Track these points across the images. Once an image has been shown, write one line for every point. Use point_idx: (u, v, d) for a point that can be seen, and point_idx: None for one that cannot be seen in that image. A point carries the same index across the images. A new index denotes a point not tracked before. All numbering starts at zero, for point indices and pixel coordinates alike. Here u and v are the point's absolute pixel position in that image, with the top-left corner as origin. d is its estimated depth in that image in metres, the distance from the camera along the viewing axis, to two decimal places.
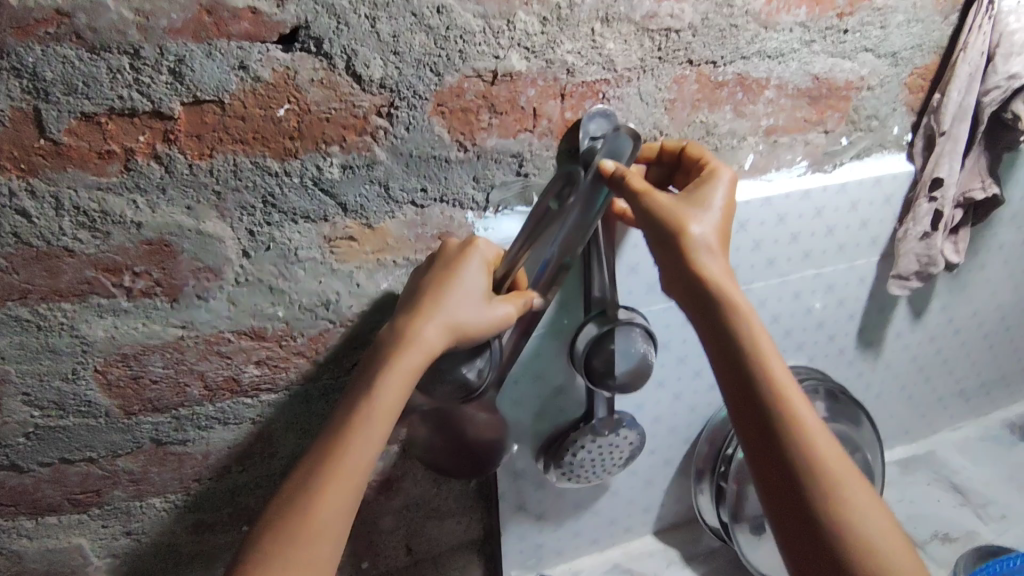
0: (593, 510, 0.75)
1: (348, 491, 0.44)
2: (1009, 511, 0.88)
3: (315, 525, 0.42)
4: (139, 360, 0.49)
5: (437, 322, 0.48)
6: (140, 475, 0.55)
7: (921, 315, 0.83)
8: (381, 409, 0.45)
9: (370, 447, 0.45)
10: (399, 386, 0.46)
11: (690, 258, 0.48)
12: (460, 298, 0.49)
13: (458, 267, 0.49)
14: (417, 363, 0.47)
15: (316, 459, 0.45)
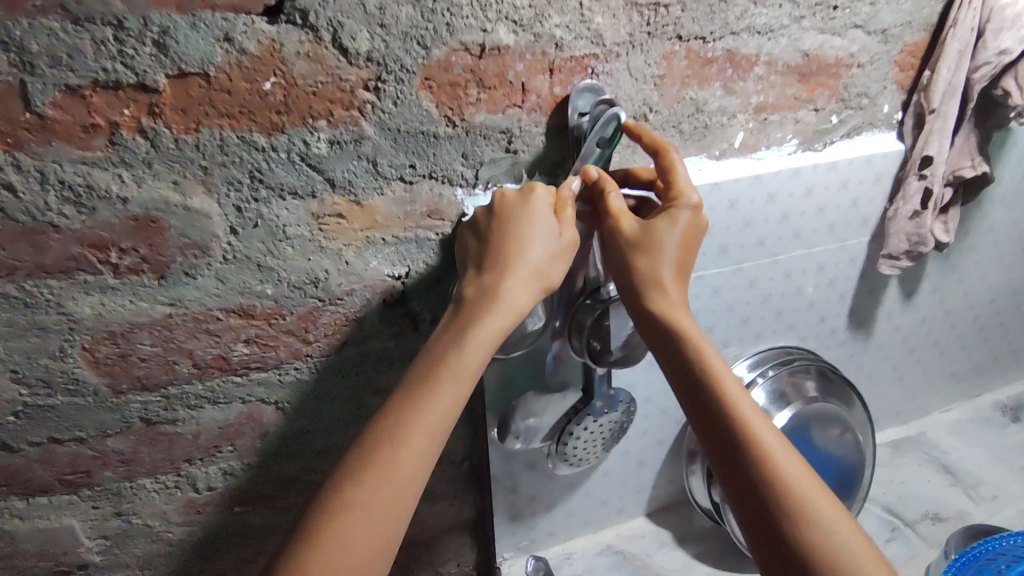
0: (586, 491, 0.76)
1: (432, 449, 0.44)
2: (1000, 490, 0.89)
3: (398, 484, 0.42)
4: (128, 338, 0.49)
5: (523, 274, 0.48)
6: (130, 455, 0.55)
7: (912, 296, 0.83)
8: (469, 367, 0.46)
9: (454, 405, 0.45)
10: (492, 340, 0.46)
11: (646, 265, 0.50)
12: (541, 238, 0.49)
13: (535, 222, 0.49)
14: (506, 322, 0.47)
15: (389, 420, 0.44)
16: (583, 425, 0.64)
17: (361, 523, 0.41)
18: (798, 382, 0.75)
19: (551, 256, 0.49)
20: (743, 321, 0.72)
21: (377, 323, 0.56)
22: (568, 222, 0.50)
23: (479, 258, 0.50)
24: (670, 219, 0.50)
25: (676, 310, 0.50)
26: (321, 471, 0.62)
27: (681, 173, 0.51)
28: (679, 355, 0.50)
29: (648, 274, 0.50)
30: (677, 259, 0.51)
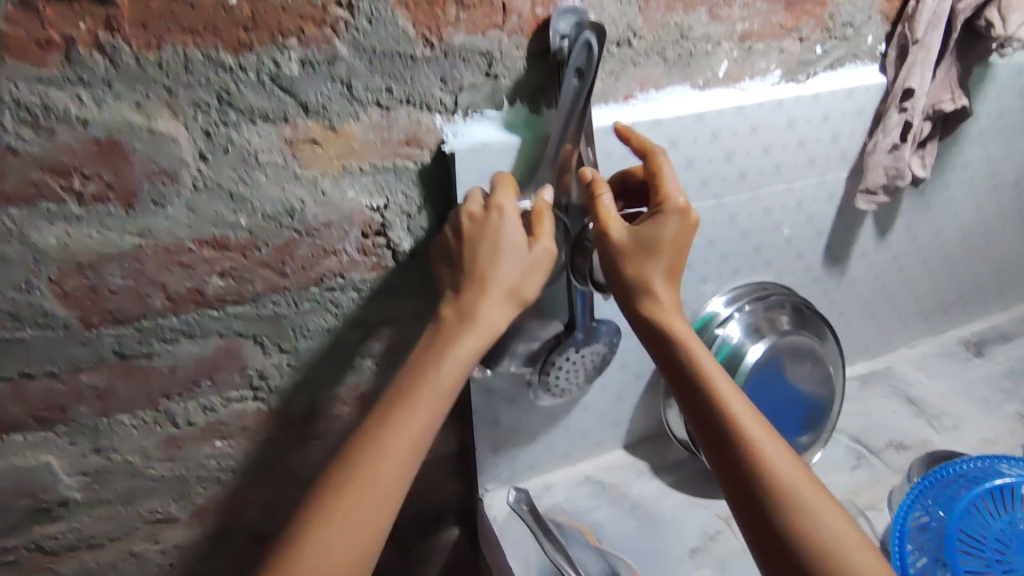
0: (565, 424, 0.77)
1: (402, 472, 0.45)
2: (960, 420, 0.93)
3: (373, 506, 0.44)
4: (97, 270, 0.47)
5: (495, 293, 0.49)
6: (106, 391, 0.54)
7: (887, 233, 0.85)
8: (445, 385, 0.47)
9: (427, 425, 0.46)
10: (465, 359, 0.48)
11: (637, 266, 0.51)
12: (511, 259, 0.50)
13: (505, 238, 0.50)
14: (483, 341, 0.48)
15: (360, 445, 0.45)
16: (565, 356, 0.65)
17: (336, 535, 0.42)
18: (774, 316, 0.77)
19: (524, 272, 0.50)
20: (723, 256, 0.72)
21: (355, 256, 0.55)
22: (546, 231, 0.51)
23: (455, 280, 0.51)
24: (660, 222, 0.51)
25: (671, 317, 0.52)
26: (303, 406, 0.62)
27: (668, 177, 0.53)
28: (669, 354, 0.52)
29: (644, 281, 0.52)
30: (667, 261, 0.52)
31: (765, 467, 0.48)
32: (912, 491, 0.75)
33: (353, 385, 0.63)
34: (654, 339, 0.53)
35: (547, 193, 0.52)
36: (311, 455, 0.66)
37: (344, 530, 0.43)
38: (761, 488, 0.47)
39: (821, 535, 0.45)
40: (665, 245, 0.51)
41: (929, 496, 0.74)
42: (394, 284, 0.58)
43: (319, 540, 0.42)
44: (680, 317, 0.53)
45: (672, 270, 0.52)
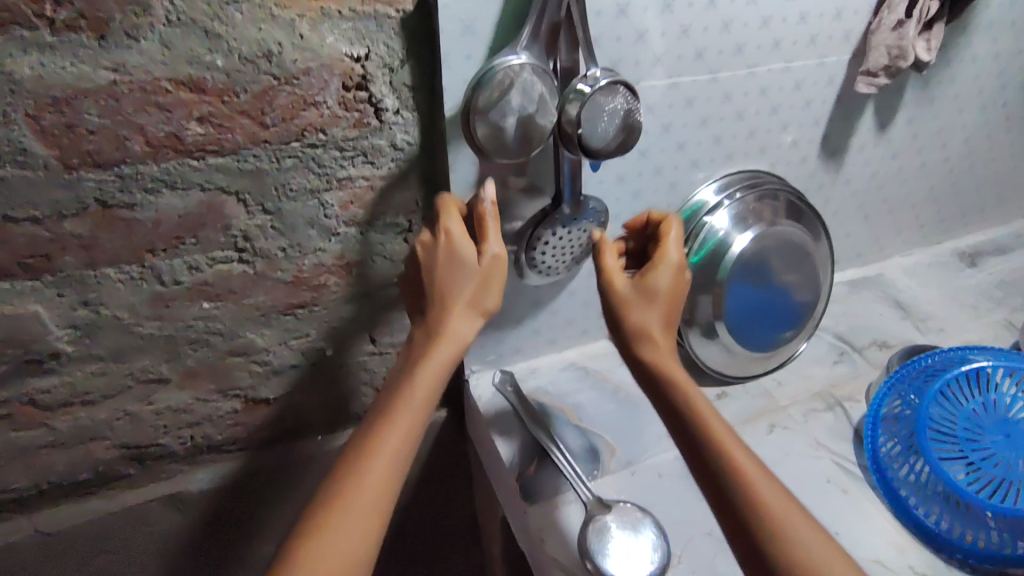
0: (552, 308, 0.78)
1: (393, 486, 0.46)
2: (946, 324, 0.93)
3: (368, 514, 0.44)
4: (73, 106, 0.47)
5: (459, 310, 0.53)
6: (90, 241, 0.54)
7: (887, 128, 0.83)
8: (420, 394, 0.50)
9: (414, 428, 0.49)
10: (439, 369, 0.51)
11: (632, 312, 0.57)
12: (466, 276, 0.53)
13: (453, 256, 0.53)
14: (453, 352, 0.52)
15: (352, 455, 0.47)
16: (552, 231, 0.64)
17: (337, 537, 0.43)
18: (765, 206, 0.75)
19: (478, 286, 0.53)
20: (715, 139, 0.71)
21: (336, 111, 0.54)
22: (491, 239, 0.54)
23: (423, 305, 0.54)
24: (658, 273, 0.57)
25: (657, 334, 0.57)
26: (288, 272, 0.63)
27: (671, 238, 0.60)
28: (663, 391, 0.56)
29: (637, 317, 0.57)
30: (662, 315, 0.57)
31: (748, 481, 0.49)
32: (894, 374, 0.76)
33: (338, 251, 0.63)
34: (650, 380, 0.57)
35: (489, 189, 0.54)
36: (297, 323, 0.67)
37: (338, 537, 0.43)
38: (745, 501, 0.49)
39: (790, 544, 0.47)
40: (661, 289, 0.57)
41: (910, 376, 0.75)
42: (376, 145, 0.57)
43: (310, 554, 0.42)
44: (676, 364, 0.57)
45: (667, 304, 0.58)
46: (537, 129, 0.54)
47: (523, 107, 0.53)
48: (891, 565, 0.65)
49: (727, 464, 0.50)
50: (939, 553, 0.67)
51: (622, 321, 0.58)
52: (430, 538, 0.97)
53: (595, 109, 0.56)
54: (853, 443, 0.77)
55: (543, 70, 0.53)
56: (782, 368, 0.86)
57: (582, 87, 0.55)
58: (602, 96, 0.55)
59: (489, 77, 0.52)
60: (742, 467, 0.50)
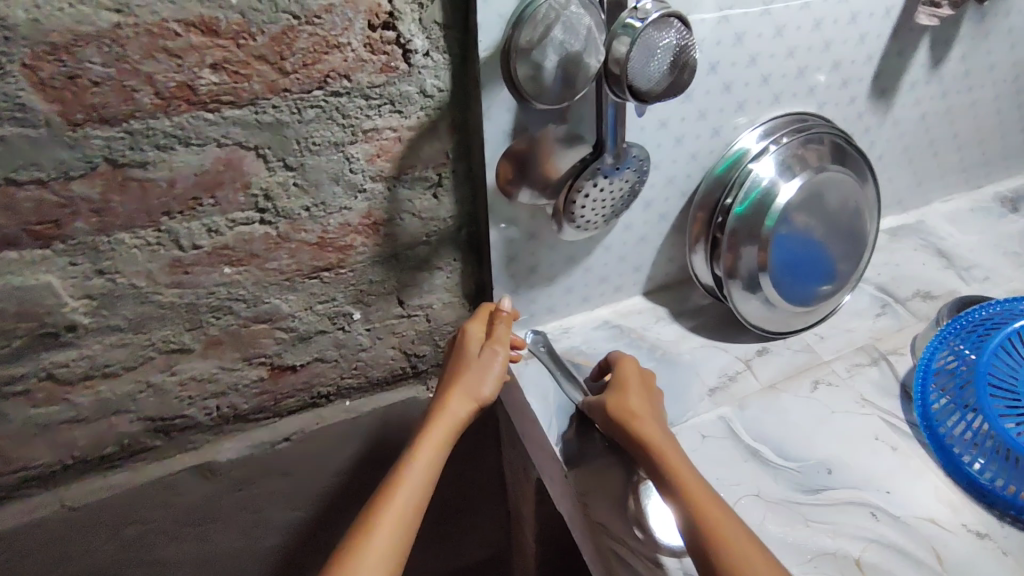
0: (586, 265, 0.74)
1: (399, 549, 0.51)
2: (992, 272, 0.89)
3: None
4: (74, 53, 0.42)
5: (459, 391, 0.60)
6: (101, 205, 0.50)
7: (941, 63, 0.77)
8: (418, 469, 0.55)
9: (416, 498, 0.53)
10: (440, 438, 0.57)
11: (614, 397, 0.64)
12: (473, 367, 0.61)
13: (461, 358, 0.62)
14: (449, 429, 0.58)
15: (360, 524, 0.52)
16: (593, 183, 0.59)
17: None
18: (812, 151, 0.70)
19: (477, 374, 0.61)
20: (763, 79, 0.66)
21: (361, 53, 0.49)
22: (498, 338, 0.63)
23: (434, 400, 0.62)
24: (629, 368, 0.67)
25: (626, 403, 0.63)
26: (313, 233, 0.59)
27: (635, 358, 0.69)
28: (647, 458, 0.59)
29: (610, 399, 0.64)
30: (638, 395, 0.64)
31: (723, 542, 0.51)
32: (955, 320, 0.74)
33: (364, 209, 0.59)
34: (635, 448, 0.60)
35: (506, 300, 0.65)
36: (322, 286, 0.63)
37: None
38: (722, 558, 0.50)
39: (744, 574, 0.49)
40: (635, 387, 0.65)
41: (971, 325, 0.72)
42: (404, 91, 0.53)
43: None
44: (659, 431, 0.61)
45: (643, 394, 0.64)
46: (585, 68, 0.49)
47: (569, 45, 0.48)
48: (944, 523, 0.63)
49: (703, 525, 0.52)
50: (991, 510, 0.64)
51: (594, 403, 0.66)
52: (458, 498, 0.96)
53: (646, 46, 0.51)
54: (901, 399, 0.74)
55: (590, 2, 0.48)
56: (823, 322, 0.82)
57: (632, 22, 0.50)
58: (654, 32, 0.50)
59: (531, 11, 0.48)
60: (703, 505, 0.53)
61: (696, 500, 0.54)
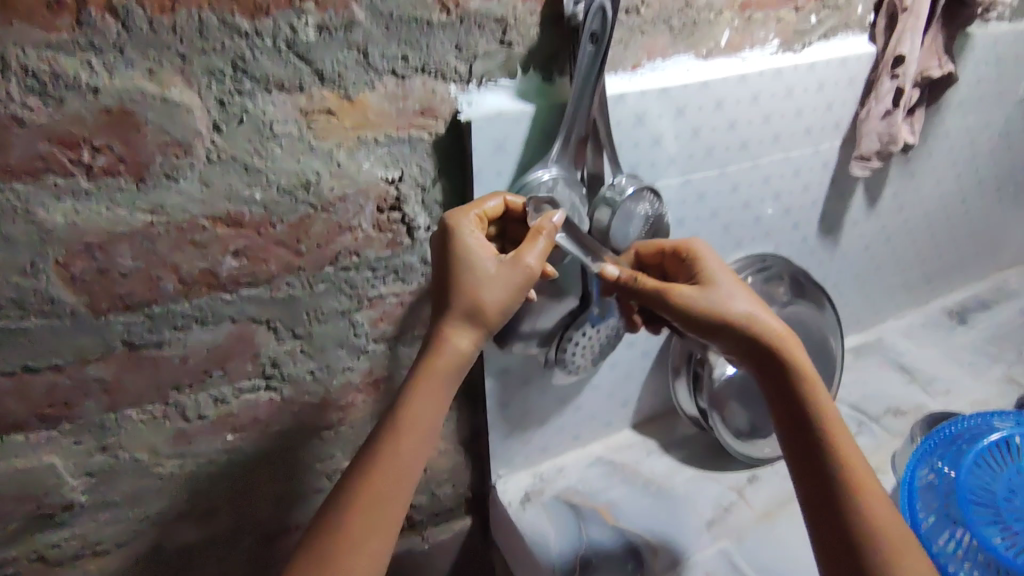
0: (576, 404, 0.77)
1: (399, 506, 0.49)
2: (952, 384, 0.95)
3: (380, 526, 0.48)
4: (106, 251, 0.45)
5: (457, 312, 0.50)
6: (113, 384, 0.52)
7: (876, 203, 0.86)
8: (411, 420, 0.50)
9: (415, 452, 0.50)
10: (439, 381, 0.50)
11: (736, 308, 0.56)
12: (476, 273, 0.50)
13: (458, 257, 0.50)
14: (449, 366, 0.50)
15: (361, 471, 0.49)
16: (581, 331, 0.64)
17: (342, 559, 0.47)
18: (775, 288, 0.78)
19: (483, 289, 0.50)
20: (725, 228, 0.73)
21: (370, 232, 0.54)
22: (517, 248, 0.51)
23: (439, 294, 0.52)
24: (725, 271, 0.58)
25: (780, 331, 0.56)
26: (317, 393, 0.60)
27: (704, 254, 0.58)
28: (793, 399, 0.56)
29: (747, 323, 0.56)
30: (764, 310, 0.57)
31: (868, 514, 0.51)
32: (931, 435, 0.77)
33: (367, 368, 0.61)
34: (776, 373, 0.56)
35: (554, 214, 0.51)
36: (323, 445, 0.64)
37: (344, 557, 0.47)
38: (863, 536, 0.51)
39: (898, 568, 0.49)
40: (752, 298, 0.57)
41: (946, 437, 0.76)
42: (408, 262, 0.57)
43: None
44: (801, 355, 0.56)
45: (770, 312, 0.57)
46: (571, 237, 0.57)
47: (559, 219, 0.56)
48: None
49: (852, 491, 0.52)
50: None
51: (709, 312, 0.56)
52: None
53: (624, 215, 0.58)
54: None
55: (572, 180, 0.56)
56: None
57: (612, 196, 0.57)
58: (631, 202, 0.58)
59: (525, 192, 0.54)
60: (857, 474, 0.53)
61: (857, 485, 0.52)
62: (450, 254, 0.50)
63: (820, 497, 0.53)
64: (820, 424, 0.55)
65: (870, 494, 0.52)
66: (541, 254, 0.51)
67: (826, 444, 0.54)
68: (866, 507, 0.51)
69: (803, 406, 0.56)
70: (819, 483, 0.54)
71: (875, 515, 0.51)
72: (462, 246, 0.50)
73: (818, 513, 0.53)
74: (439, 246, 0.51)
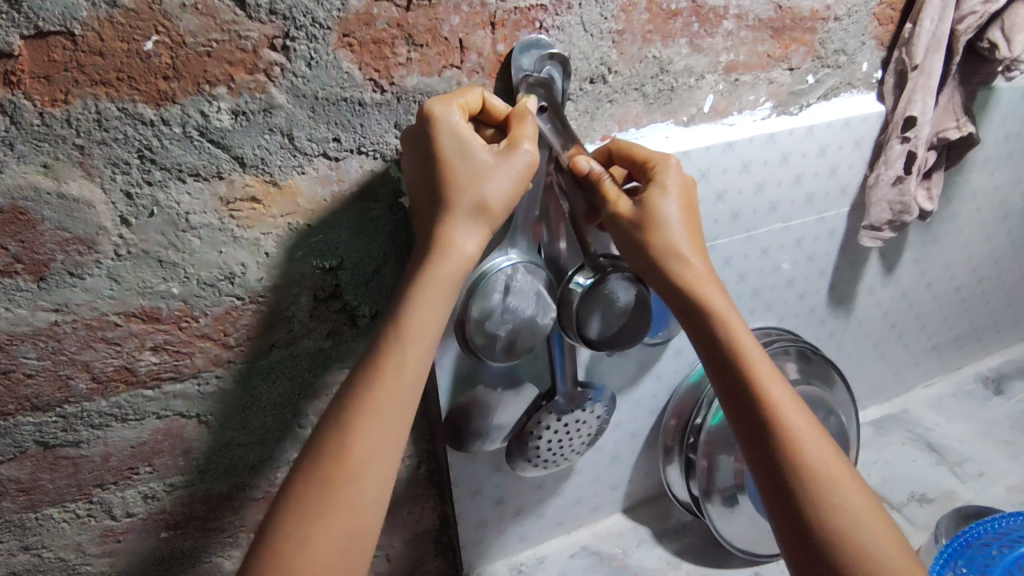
0: (556, 491, 0.70)
1: (410, 394, 0.41)
2: (987, 467, 0.85)
3: (351, 513, 0.39)
4: (7, 351, 0.42)
5: (458, 209, 0.42)
6: (30, 483, 0.48)
7: (894, 268, 0.78)
8: (416, 325, 0.42)
9: (410, 395, 0.41)
10: (444, 297, 0.42)
11: (655, 242, 0.48)
12: (473, 172, 0.42)
13: (446, 155, 0.42)
14: (456, 270, 0.42)
15: (333, 442, 0.40)
16: (548, 423, 0.59)
17: (311, 541, 0.38)
18: (778, 364, 0.69)
19: (483, 179, 0.42)
20: None
21: (308, 322, 0.49)
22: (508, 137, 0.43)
23: (426, 207, 0.44)
24: (665, 192, 0.48)
25: (695, 276, 0.48)
26: (259, 488, 0.55)
27: (642, 151, 0.50)
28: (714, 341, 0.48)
29: (662, 257, 0.48)
30: (685, 234, 0.48)
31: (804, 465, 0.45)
32: (981, 520, 0.69)
33: None
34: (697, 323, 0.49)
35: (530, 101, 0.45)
36: None
37: (321, 535, 0.38)
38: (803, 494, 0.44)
39: (837, 521, 0.43)
40: (679, 226, 0.48)
41: (1006, 527, 0.67)
42: (354, 351, 0.52)
43: (291, 556, 0.38)
44: (716, 288, 0.49)
45: (698, 252, 0.49)
46: (539, 327, 0.51)
47: (523, 310, 0.50)
48: None
49: (790, 453, 0.45)
50: None
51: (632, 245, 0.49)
52: None
53: (598, 302, 0.53)
54: None
55: (536, 267, 0.51)
56: None
57: (581, 280, 0.52)
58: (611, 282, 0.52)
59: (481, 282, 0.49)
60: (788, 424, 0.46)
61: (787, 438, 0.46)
62: (437, 149, 0.42)
63: (758, 452, 0.47)
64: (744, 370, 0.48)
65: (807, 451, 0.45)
66: (535, 137, 0.44)
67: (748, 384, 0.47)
68: (799, 458, 0.45)
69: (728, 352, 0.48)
70: (753, 438, 0.47)
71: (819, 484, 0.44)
72: (448, 139, 0.41)
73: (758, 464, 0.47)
74: (424, 148, 0.42)
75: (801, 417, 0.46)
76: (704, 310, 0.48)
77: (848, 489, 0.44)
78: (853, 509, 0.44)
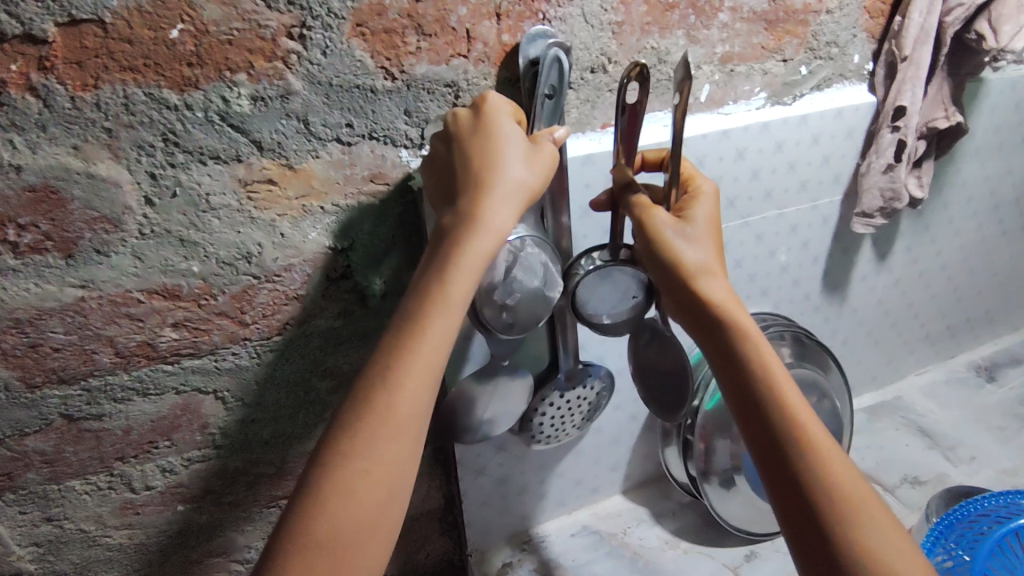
0: (558, 471, 0.72)
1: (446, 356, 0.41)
2: (978, 452, 0.87)
3: (387, 470, 0.39)
4: (36, 326, 0.44)
5: (496, 180, 0.42)
6: (54, 456, 0.50)
7: (887, 256, 0.81)
8: (455, 291, 0.41)
9: (443, 355, 0.41)
10: (478, 268, 0.41)
11: (680, 260, 0.47)
12: (511, 149, 0.43)
13: (492, 131, 0.43)
14: (491, 241, 0.42)
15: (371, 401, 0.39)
16: (549, 402, 0.62)
17: (348, 497, 0.38)
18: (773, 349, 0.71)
19: (520, 155, 0.43)
20: None
21: (320, 301, 0.51)
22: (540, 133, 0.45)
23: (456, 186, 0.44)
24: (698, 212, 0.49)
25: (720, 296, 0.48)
26: (271, 464, 0.58)
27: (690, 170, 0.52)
28: (734, 355, 0.48)
29: (692, 274, 0.48)
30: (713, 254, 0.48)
31: (830, 485, 0.44)
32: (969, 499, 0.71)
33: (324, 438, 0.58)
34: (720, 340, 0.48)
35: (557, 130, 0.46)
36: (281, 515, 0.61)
37: (362, 492, 0.38)
38: (826, 516, 0.43)
39: (865, 545, 0.42)
40: (709, 248, 0.48)
41: (990, 506, 0.69)
42: (366, 329, 0.54)
43: (321, 518, 0.38)
44: (740, 308, 0.48)
45: (723, 274, 0.49)
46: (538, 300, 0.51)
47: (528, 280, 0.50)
48: None
49: (813, 472, 0.44)
50: None
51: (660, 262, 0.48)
52: None
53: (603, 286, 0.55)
54: None
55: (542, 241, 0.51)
56: None
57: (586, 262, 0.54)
58: (612, 271, 0.54)
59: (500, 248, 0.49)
60: (814, 444, 0.45)
61: (812, 460, 0.45)
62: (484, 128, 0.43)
63: (778, 469, 0.46)
64: (766, 387, 0.47)
65: (825, 457, 0.45)
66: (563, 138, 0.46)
67: (771, 401, 0.47)
68: (824, 479, 0.44)
69: (750, 369, 0.47)
70: (776, 456, 0.46)
71: (835, 485, 0.44)
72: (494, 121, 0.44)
73: (777, 482, 0.46)
74: (472, 130, 0.44)
75: (828, 439, 0.46)
76: (727, 325, 0.48)
77: (876, 513, 0.44)
78: (883, 535, 0.43)
